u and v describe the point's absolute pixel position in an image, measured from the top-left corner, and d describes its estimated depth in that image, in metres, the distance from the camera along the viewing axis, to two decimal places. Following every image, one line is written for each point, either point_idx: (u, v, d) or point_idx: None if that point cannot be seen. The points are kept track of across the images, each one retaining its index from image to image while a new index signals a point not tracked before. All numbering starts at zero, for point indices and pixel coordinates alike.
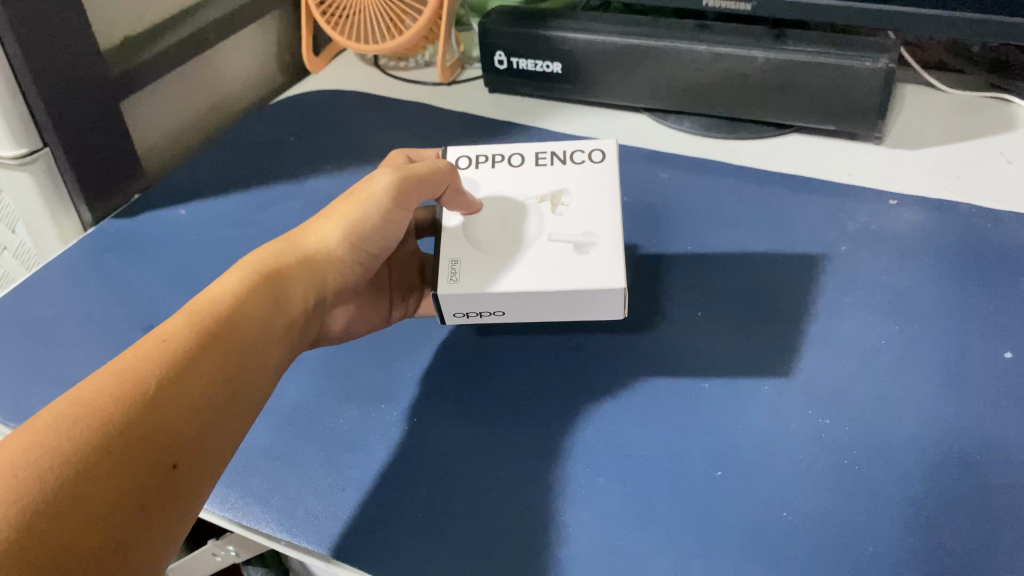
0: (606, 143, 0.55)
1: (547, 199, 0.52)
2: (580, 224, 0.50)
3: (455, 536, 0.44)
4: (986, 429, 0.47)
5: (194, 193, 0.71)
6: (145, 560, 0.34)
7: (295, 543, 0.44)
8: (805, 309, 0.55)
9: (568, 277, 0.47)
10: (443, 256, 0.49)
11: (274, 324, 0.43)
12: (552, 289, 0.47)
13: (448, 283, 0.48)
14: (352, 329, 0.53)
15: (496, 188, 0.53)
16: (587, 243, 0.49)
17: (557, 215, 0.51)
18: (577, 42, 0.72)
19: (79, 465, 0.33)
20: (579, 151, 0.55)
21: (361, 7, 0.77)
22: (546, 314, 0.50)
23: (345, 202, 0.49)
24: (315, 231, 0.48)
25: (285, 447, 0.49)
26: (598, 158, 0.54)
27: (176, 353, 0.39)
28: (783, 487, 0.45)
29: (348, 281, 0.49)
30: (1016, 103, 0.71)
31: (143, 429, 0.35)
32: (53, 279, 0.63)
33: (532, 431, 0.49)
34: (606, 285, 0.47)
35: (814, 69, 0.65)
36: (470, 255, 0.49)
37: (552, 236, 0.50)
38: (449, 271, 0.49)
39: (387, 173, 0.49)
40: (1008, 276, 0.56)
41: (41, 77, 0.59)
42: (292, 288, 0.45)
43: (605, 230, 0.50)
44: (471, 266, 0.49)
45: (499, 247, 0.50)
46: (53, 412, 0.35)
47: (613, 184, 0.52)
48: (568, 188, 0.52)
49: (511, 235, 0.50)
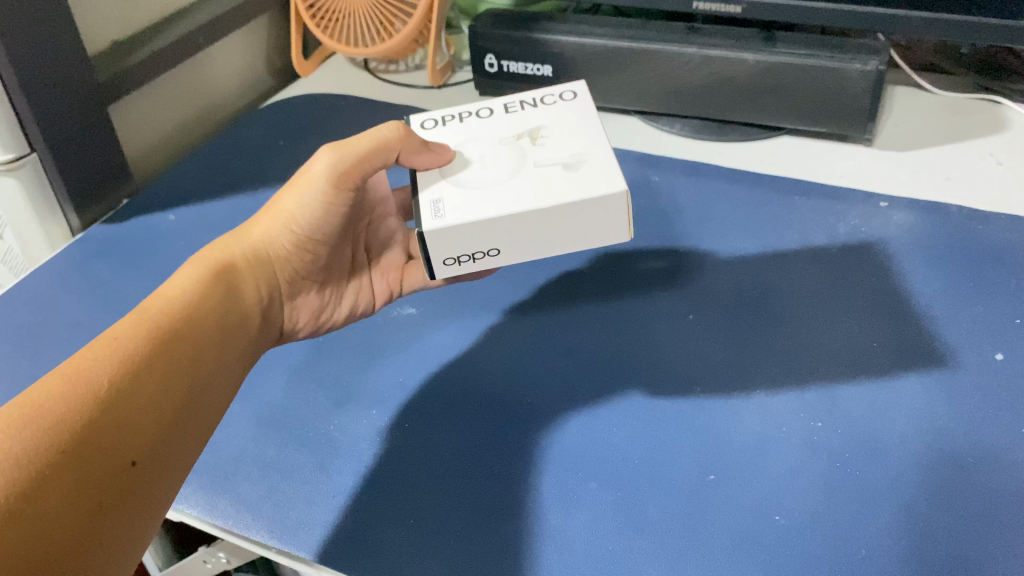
0: (581, 86, 0.52)
1: (525, 136, 0.48)
2: (568, 148, 0.46)
3: (446, 541, 0.43)
4: (977, 431, 0.47)
5: (184, 198, 0.71)
6: (105, 557, 0.34)
7: (285, 551, 0.44)
8: (796, 311, 0.55)
9: (564, 193, 0.43)
10: (424, 196, 0.45)
11: (219, 313, 0.44)
12: (548, 206, 0.43)
13: (433, 219, 0.43)
14: (325, 317, 0.53)
15: (469, 138, 0.49)
16: (577, 161, 0.45)
17: (539, 144, 0.47)
18: (567, 46, 0.72)
19: (32, 468, 0.33)
20: (550, 95, 0.52)
21: (351, 11, 0.77)
22: (547, 248, 0.45)
23: (289, 190, 0.49)
24: (260, 222, 0.50)
25: (275, 454, 0.49)
26: (570, 97, 0.51)
27: (128, 352, 0.39)
28: (775, 491, 0.44)
29: (297, 269, 0.50)
30: (1005, 104, 0.71)
31: (96, 429, 0.35)
32: (40, 285, 0.63)
33: (523, 436, 0.49)
34: (606, 190, 0.43)
35: (804, 71, 0.65)
36: (451, 191, 0.45)
37: (540, 161, 0.46)
38: (432, 208, 0.44)
39: (322, 152, 0.48)
40: (998, 278, 0.56)
41: (28, 82, 0.59)
42: (236, 278, 0.46)
43: (595, 148, 0.46)
44: (455, 200, 0.44)
45: (483, 180, 0.45)
46: (2, 418, 0.34)
47: (590, 114, 0.49)
48: (545, 123, 0.49)
49: (495, 168, 0.46)
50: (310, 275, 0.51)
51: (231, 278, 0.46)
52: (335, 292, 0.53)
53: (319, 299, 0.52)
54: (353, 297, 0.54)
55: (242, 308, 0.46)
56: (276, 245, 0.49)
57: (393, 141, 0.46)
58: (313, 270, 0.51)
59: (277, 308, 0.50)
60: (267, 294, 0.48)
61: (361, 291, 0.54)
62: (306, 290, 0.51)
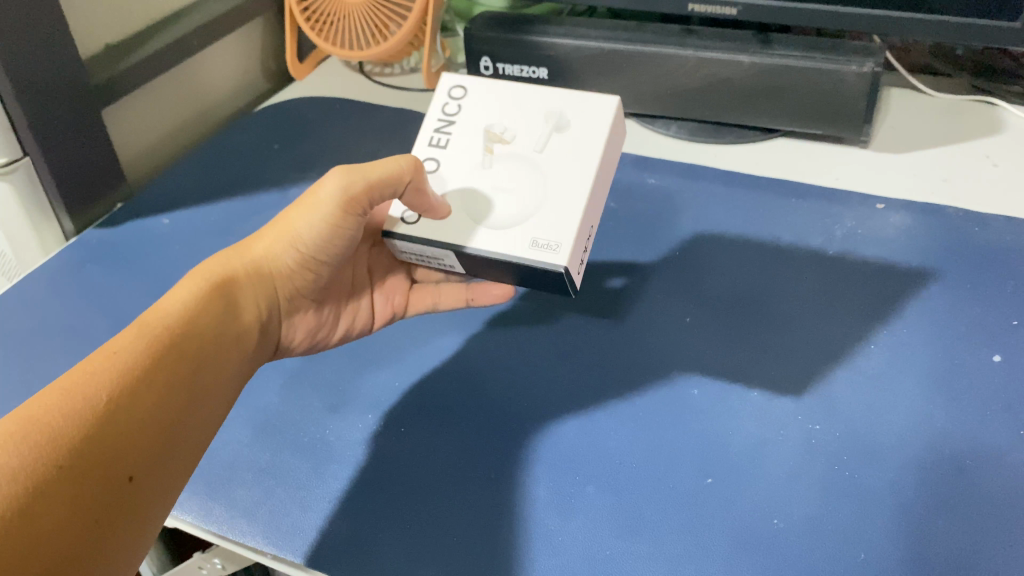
0: (466, 78, 0.54)
1: (492, 143, 0.50)
2: (535, 122, 0.50)
3: (443, 547, 0.43)
4: (974, 432, 0.46)
5: (177, 201, 0.71)
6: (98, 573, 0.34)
7: (280, 557, 0.43)
8: (794, 315, 0.55)
9: (590, 144, 0.48)
10: (520, 250, 0.46)
11: (220, 331, 0.43)
12: (598, 157, 0.48)
13: (559, 253, 0.45)
14: (319, 335, 0.53)
15: (462, 184, 0.50)
16: (555, 122, 0.50)
17: (512, 136, 0.50)
18: (563, 48, 0.71)
19: (28, 484, 0.33)
20: (446, 105, 0.53)
21: (346, 14, 0.76)
22: (603, 197, 0.50)
23: (297, 207, 0.48)
24: (263, 238, 0.49)
25: (270, 460, 0.49)
26: (462, 95, 0.53)
27: (127, 365, 0.38)
28: (777, 496, 0.44)
29: (298, 287, 0.49)
30: (1001, 106, 0.71)
31: (93, 446, 0.35)
32: (35, 289, 0.62)
33: (520, 440, 0.49)
34: (609, 115, 0.49)
35: (800, 73, 0.65)
36: (529, 228, 0.46)
37: (537, 146, 0.49)
38: (542, 249, 0.45)
39: (333, 173, 0.47)
40: (995, 280, 0.55)
41: (20, 87, 0.59)
42: (236, 296, 0.45)
43: (547, 107, 0.51)
44: (548, 227, 0.46)
45: (533, 195, 0.47)
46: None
47: (500, 91, 0.53)
48: (486, 123, 0.51)
49: (523, 180, 0.48)
50: (309, 294, 0.50)
51: (233, 296, 0.45)
52: (333, 310, 0.53)
53: (317, 318, 0.52)
54: (349, 317, 0.54)
55: (240, 327, 0.45)
56: (279, 263, 0.48)
57: (401, 171, 0.46)
58: (313, 290, 0.50)
59: (275, 325, 0.49)
60: (266, 312, 0.48)
61: (358, 310, 0.54)
62: (303, 309, 0.51)
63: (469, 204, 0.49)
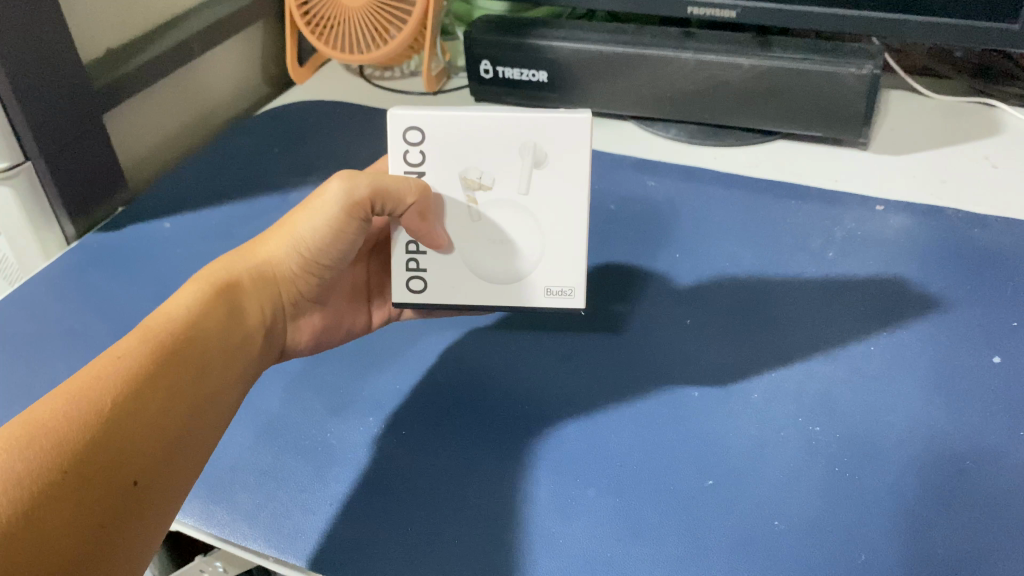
0: (415, 113, 0.49)
1: (476, 191, 0.49)
2: (512, 159, 0.48)
3: (444, 549, 0.43)
4: (973, 433, 0.47)
5: (179, 205, 0.71)
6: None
7: (282, 560, 0.44)
8: (795, 317, 0.55)
9: (576, 173, 0.48)
10: (538, 300, 0.50)
11: (225, 336, 0.43)
12: (586, 188, 0.49)
13: (575, 296, 0.50)
14: (324, 338, 0.53)
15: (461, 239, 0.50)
16: (532, 157, 0.48)
17: (492, 181, 0.49)
18: (562, 51, 0.71)
19: (33, 488, 0.33)
20: (405, 153, 0.49)
21: (346, 18, 0.77)
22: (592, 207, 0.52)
23: (301, 211, 0.48)
24: (267, 243, 0.49)
25: (272, 462, 0.49)
26: (421, 138, 0.49)
27: (131, 371, 0.38)
28: (776, 497, 0.44)
29: (302, 291, 0.49)
30: (999, 107, 0.71)
31: (98, 450, 0.35)
32: (38, 294, 0.62)
33: (521, 442, 0.49)
34: (586, 135, 0.48)
35: (799, 76, 0.65)
36: (539, 277, 0.50)
37: (523, 189, 0.49)
38: (557, 296, 0.50)
39: (336, 179, 0.47)
40: (993, 280, 0.56)
41: (21, 93, 0.59)
42: (240, 300, 0.45)
43: (516, 138, 0.48)
44: (556, 272, 0.50)
45: (534, 240, 0.49)
46: (4, 436, 0.34)
47: (456, 122, 0.49)
48: (458, 167, 0.49)
49: (520, 225, 0.49)
50: (313, 297, 0.50)
51: (236, 301, 0.45)
52: (337, 313, 0.53)
53: (322, 321, 0.52)
54: (350, 321, 0.54)
55: (244, 329, 0.45)
56: (283, 267, 0.48)
57: (412, 188, 0.47)
58: (317, 293, 0.50)
59: (281, 329, 0.49)
60: (272, 316, 0.47)
61: (357, 313, 0.54)
62: (307, 312, 0.51)
63: (472, 252, 0.50)
